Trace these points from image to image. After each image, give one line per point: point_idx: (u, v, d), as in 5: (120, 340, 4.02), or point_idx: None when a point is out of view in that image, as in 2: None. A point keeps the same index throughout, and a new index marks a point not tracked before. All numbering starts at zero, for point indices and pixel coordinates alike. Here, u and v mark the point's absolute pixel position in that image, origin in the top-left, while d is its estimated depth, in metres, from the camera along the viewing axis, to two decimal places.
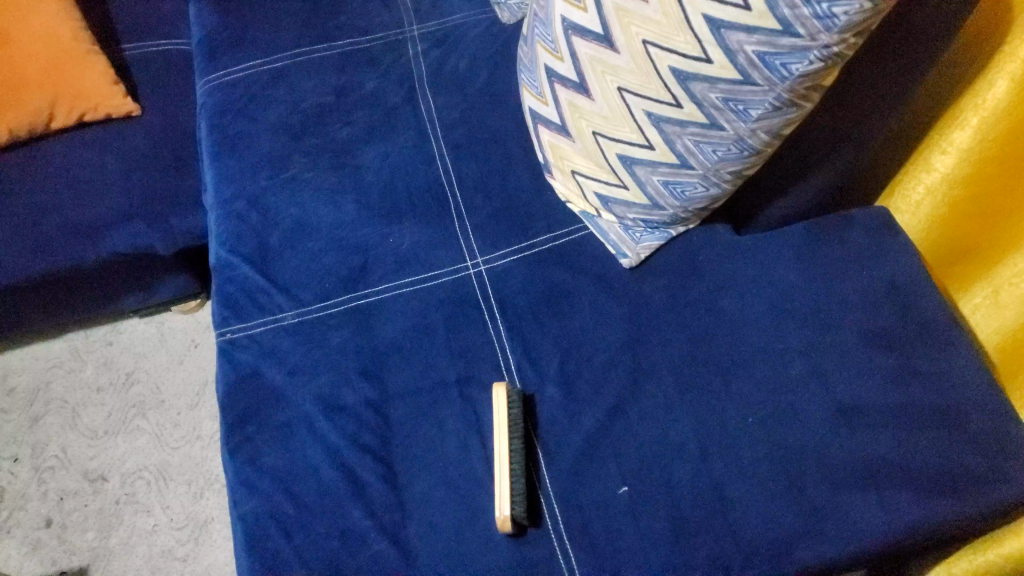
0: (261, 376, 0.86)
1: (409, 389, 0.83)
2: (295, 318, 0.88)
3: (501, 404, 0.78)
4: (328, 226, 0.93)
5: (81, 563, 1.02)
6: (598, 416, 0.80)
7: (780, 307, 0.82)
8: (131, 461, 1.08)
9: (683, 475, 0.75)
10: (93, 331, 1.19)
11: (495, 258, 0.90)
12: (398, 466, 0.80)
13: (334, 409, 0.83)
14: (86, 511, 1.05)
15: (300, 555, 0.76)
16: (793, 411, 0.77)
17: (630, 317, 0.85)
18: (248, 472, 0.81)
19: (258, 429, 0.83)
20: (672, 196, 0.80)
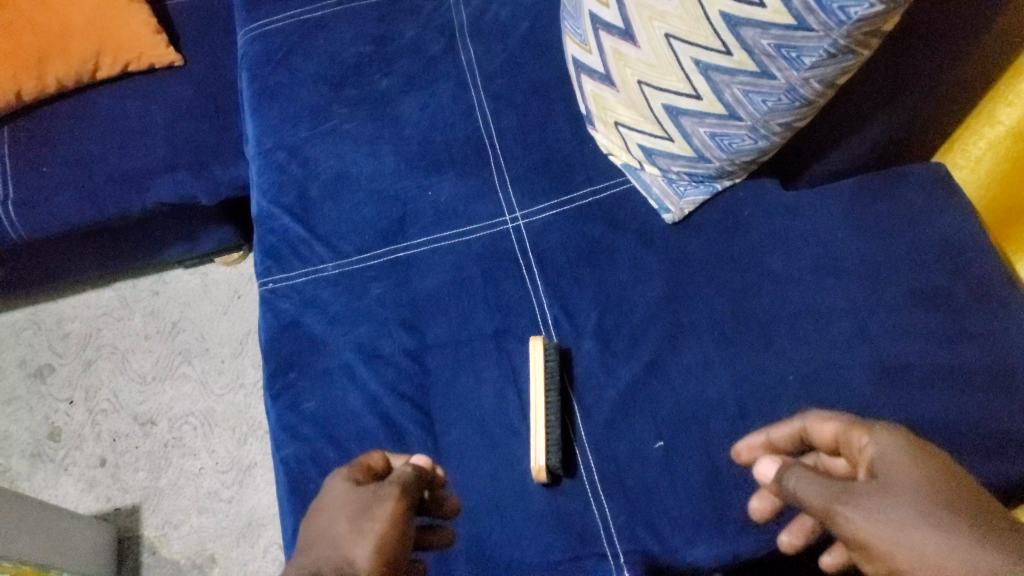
0: (302, 325, 0.87)
1: (448, 340, 0.84)
2: (336, 269, 0.89)
3: (538, 356, 0.78)
4: (368, 178, 0.93)
5: (133, 501, 1.06)
6: (635, 370, 0.80)
7: (824, 265, 0.81)
8: (179, 406, 1.12)
9: (719, 431, 0.75)
10: (140, 280, 1.22)
11: (534, 211, 0.89)
12: (436, 415, 0.81)
13: (373, 358, 0.84)
14: (137, 453, 1.09)
15: None
16: (833, 370, 0.76)
17: (670, 272, 0.83)
18: (290, 418, 0.83)
19: (299, 375, 0.85)
20: (718, 148, 0.78)
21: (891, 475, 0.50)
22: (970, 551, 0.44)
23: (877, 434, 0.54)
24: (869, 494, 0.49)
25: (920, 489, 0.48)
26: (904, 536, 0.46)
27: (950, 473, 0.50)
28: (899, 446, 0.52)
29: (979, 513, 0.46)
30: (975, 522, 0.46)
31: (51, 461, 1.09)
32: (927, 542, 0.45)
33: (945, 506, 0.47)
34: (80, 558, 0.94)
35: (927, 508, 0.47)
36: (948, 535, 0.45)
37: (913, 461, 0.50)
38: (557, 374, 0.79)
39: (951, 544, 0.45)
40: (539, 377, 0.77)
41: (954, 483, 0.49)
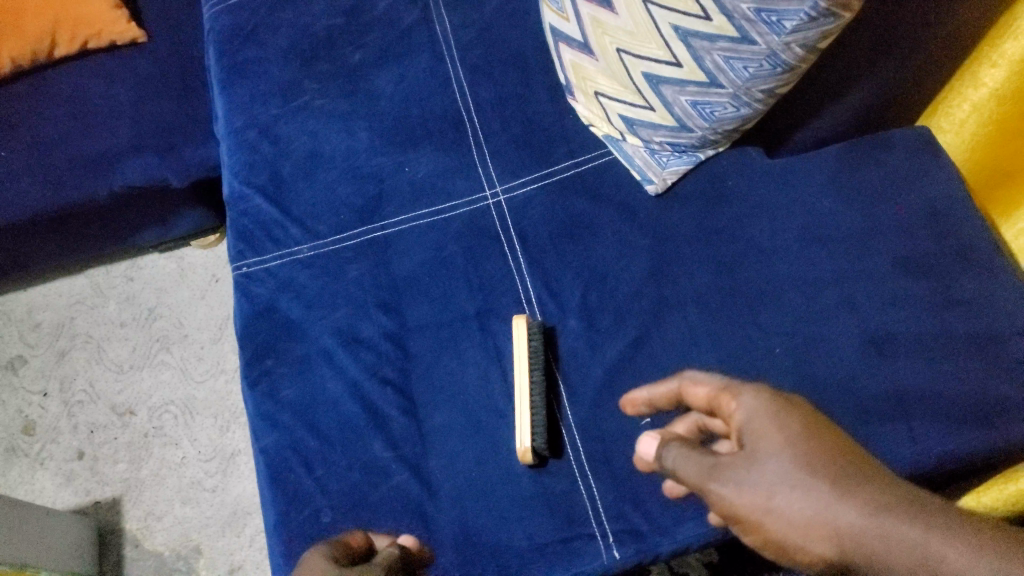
0: (279, 310, 0.84)
1: (429, 321, 0.82)
2: (311, 251, 0.86)
3: (521, 336, 0.77)
4: (342, 156, 0.90)
5: (113, 494, 1.04)
6: (622, 347, 0.78)
7: (810, 235, 0.79)
8: (159, 395, 1.09)
9: None
10: (114, 266, 1.18)
11: (515, 185, 0.86)
12: (419, 399, 0.79)
13: (352, 342, 0.82)
14: (116, 444, 1.07)
15: (323, 487, 0.77)
16: (822, 343, 0.74)
17: (653, 245, 0.81)
18: (268, 406, 0.81)
19: (277, 362, 0.83)
20: (700, 116, 0.76)
21: (756, 445, 0.54)
22: (831, 510, 0.50)
23: (743, 402, 0.58)
24: (739, 467, 0.54)
25: (786, 456, 0.53)
26: (775, 505, 0.51)
27: (813, 430, 0.54)
28: (765, 408, 0.56)
29: (839, 468, 0.52)
30: (836, 480, 0.51)
31: (26, 456, 1.07)
32: (794, 507, 0.51)
33: (808, 467, 0.52)
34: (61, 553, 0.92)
35: (793, 473, 0.52)
36: (813, 497, 0.51)
37: (782, 426, 0.54)
38: (542, 353, 0.77)
39: (816, 505, 0.50)
40: (523, 358, 0.76)
41: (817, 441, 0.53)
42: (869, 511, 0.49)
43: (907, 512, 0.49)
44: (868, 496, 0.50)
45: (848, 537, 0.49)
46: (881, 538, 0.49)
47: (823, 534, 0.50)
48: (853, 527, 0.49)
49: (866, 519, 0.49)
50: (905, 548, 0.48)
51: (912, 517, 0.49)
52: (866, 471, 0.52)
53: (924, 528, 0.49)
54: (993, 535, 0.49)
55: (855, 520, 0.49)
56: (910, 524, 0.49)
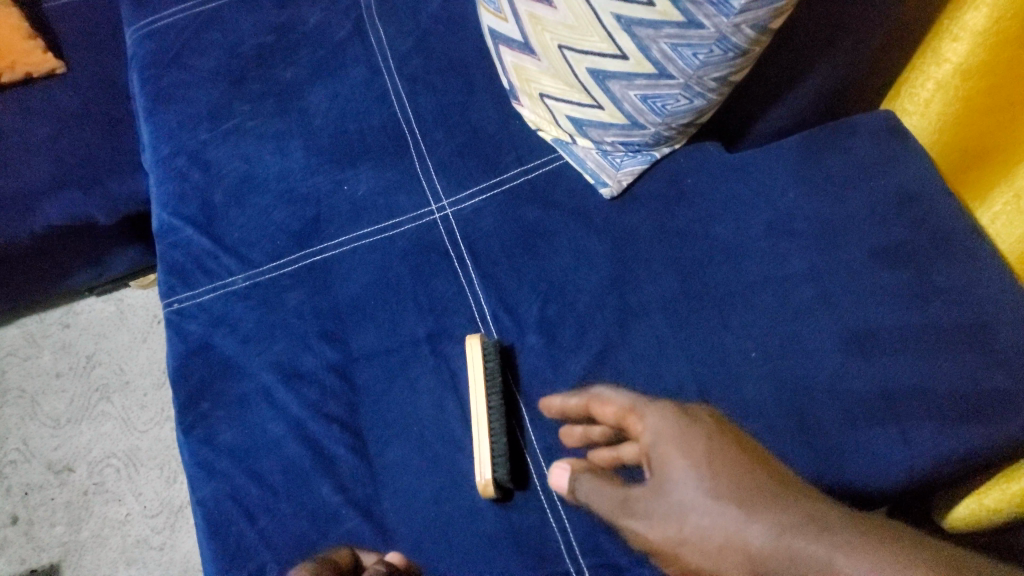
0: (213, 346, 0.78)
1: (377, 348, 0.76)
2: (246, 282, 0.80)
3: (478, 359, 0.71)
4: (277, 179, 0.84)
5: (51, 560, 0.96)
6: (585, 362, 0.72)
7: (777, 231, 0.74)
8: (99, 448, 1.01)
9: None
10: (48, 313, 1.10)
11: (462, 198, 0.81)
12: (369, 434, 0.73)
13: (294, 377, 0.75)
14: (53, 505, 0.99)
15: (267, 538, 0.70)
16: (797, 344, 0.70)
17: (613, 252, 0.76)
18: (205, 452, 0.74)
19: (213, 403, 0.76)
20: (652, 111, 0.71)
21: (666, 474, 0.55)
22: (738, 534, 0.51)
23: (650, 428, 0.58)
24: (652, 500, 0.55)
25: (692, 482, 0.54)
26: (686, 534, 0.53)
27: (720, 453, 0.55)
28: (672, 435, 0.57)
29: (744, 489, 0.53)
30: (741, 502, 0.52)
31: None
32: (703, 533, 0.52)
33: (715, 492, 0.53)
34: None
35: (701, 499, 0.53)
36: (720, 521, 0.52)
37: (689, 452, 0.55)
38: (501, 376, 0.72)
39: (723, 531, 0.51)
40: (481, 381, 0.70)
41: (723, 464, 0.54)
42: (776, 531, 0.50)
43: (809, 527, 0.50)
44: (773, 514, 0.51)
45: (755, 559, 0.50)
46: (788, 558, 0.50)
47: (734, 558, 0.51)
48: (761, 551, 0.50)
49: (771, 540, 0.50)
50: (808, 563, 0.49)
51: (816, 534, 0.50)
52: (771, 490, 0.53)
53: (826, 542, 0.49)
54: (894, 545, 0.49)
55: (761, 542, 0.50)
56: (812, 540, 0.50)
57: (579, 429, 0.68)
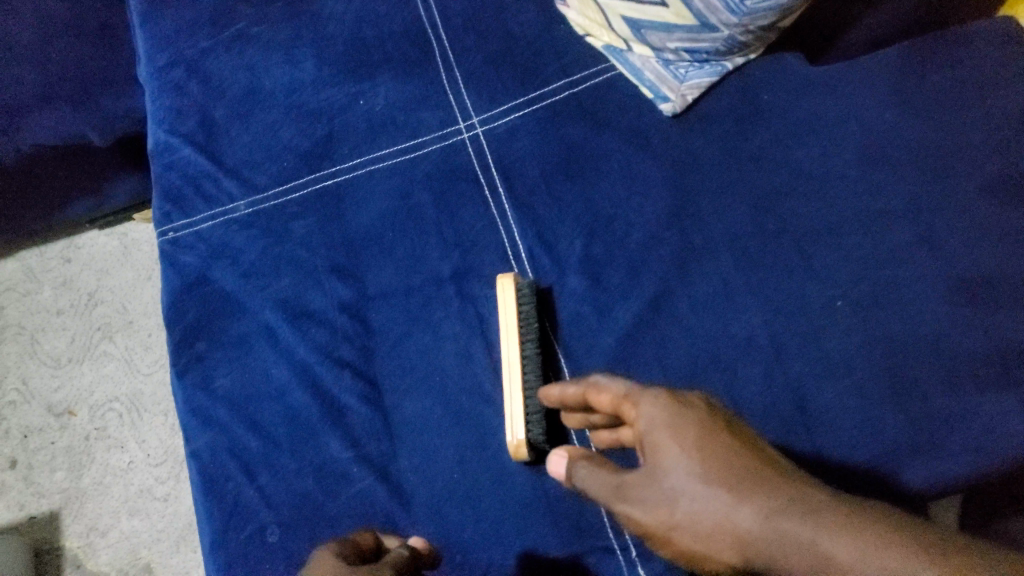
0: (211, 282, 0.69)
1: (395, 287, 0.66)
2: (248, 208, 0.70)
3: (509, 303, 0.60)
4: (285, 92, 0.74)
5: (51, 507, 0.90)
6: (637, 309, 0.62)
7: (870, 157, 0.62)
8: (101, 391, 0.94)
9: (751, 376, 0.59)
10: (48, 247, 1.02)
11: (495, 115, 0.69)
12: (385, 384, 0.64)
13: (301, 317, 0.66)
14: (53, 449, 0.92)
15: (268, 497, 0.61)
16: (890, 294, 0.59)
17: (672, 179, 0.65)
18: (200, 399, 0.65)
19: (210, 345, 0.67)
20: (728, 10, 0.58)
21: (653, 458, 0.44)
22: (730, 519, 0.40)
23: (641, 407, 0.46)
24: (640, 485, 0.43)
25: (681, 463, 0.42)
26: (678, 519, 0.42)
27: (714, 434, 0.43)
28: (663, 411, 0.45)
29: (739, 471, 0.41)
30: (737, 486, 0.41)
31: None
32: (695, 520, 0.41)
33: (709, 472, 0.42)
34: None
35: (692, 483, 0.42)
36: (711, 505, 0.41)
37: (681, 434, 0.43)
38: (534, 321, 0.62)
39: (716, 516, 0.41)
40: (512, 327, 0.60)
41: (718, 449, 0.42)
42: (770, 515, 0.39)
43: (810, 512, 0.39)
44: (768, 498, 0.40)
45: (750, 547, 0.40)
46: (780, 544, 0.39)
47: (726, 546, 0.40)
48: (752, 535, 0.40)
49: (766, 526, 0.39)
50: (803, 553, 0.38)
51: (815, 519, 0.39)
52: (769, 474, 0.42)
53: (827, 528, 0.38)
54: (904, 530, 0.38)
55: (754, 526, 0.40)
56: (810, 527, 0.38)
57: (579, 414, 0.57)
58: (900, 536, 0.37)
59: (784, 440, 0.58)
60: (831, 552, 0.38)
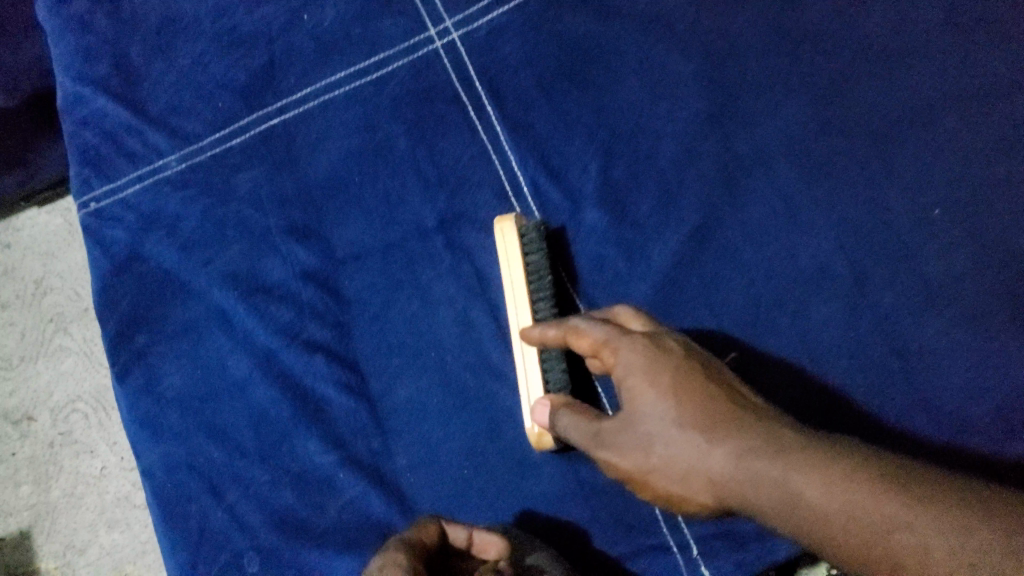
0: (146, 259, 0.56)
1: (370, 246, 0.53)
2: (182, 165, 0.57)
3: (510, 250, 0.47)
4: (207, 12, 0.58)
5: (20, 527, 0.78)
6: (675, 246, 0.49)
7: (962, 25, 0.49)
8: (61, 391, 0.81)
9: (829, 316, 0.47)
10: None
11: (473, 15, 0.54)
12: (369, 367, 0.52)
13: (258, 293, 0.53)
14: (15, 461, 0.80)
15: (240, 519, 0.50)
16: (995, 195, 0.47)
17: (707, 76, 0.51)
18: (146, 405, 0.53)
19: (152, 337, 0.54)
20: None
21: (628, 404, 0.39)
22: (705, 462, 0.36)
23: (617, 352, 0.40)
24: (618, 433, 0.39)
25: (656, 408, 0.38)
26: (656, 463, 0.38)
27: (695, 378, 0.38)
28: (639, 355, 0.39)
29: (717, 413, 0.37)
30: (714, 427, 0.37)
31: None
32: (673, 464, 0.37)
33: (687, 416, 0.37)
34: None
35: (669, 428, 0.37)
36: (688, 449, 0.37)
37: (658, 378, 0.38)
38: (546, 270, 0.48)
39: (690, 461, 0.37)
40: (516, 281, 0.47)
41: (696, 392, 0.38)
42: (743, 457, 0.36)
43: (778, 449, 0.35)
44: (743, 437, 0.36)
45: (725, 490, 0.36)
46: (751, 485, 0.35)
47: (702, 488, 0.37)
48: (726, 478, 0.36)
49: (739, 468, 0.36)
50: (775, 493, 0.35)
51: (785, 455, 0.35)
52: (744, 412, 0.37)
53: (796, 464, 0.34)
54: (871, 460, 0.35)
55: (728, 469, 0.36)
56: (779, 464, 0.35)
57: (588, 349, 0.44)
58: (863, 468, 0.34)
59: (880, 387, 0.46)
60: (795, 489, 0.34)
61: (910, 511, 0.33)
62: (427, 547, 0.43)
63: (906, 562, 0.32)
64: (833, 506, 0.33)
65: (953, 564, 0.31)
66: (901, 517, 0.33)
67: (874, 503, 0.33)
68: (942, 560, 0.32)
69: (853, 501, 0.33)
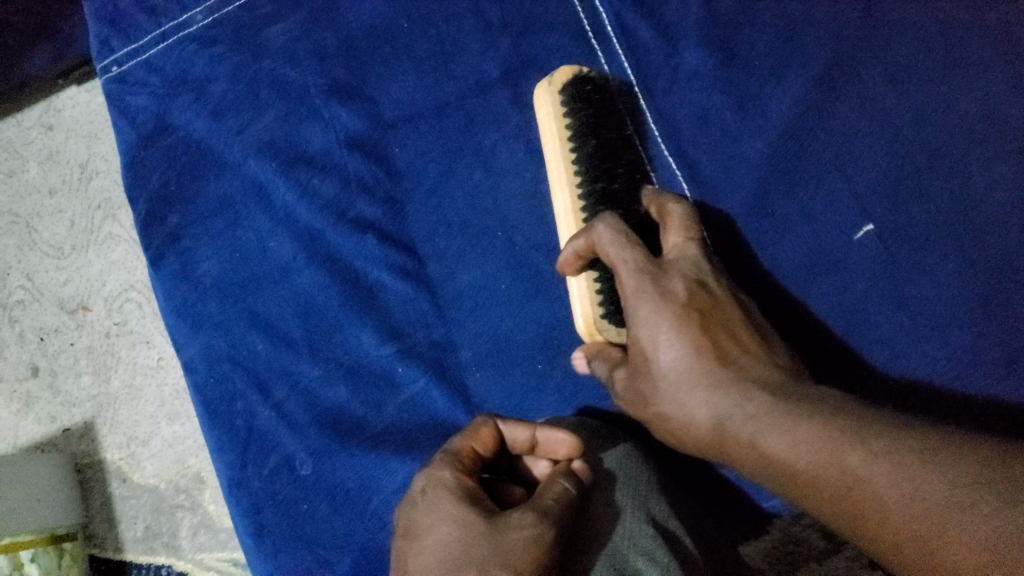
0: (174, 129, 0.49)
1: (424, 106, 0.45)
2: (209, 20, 0.49)
3: (557, 106, 0.39)
4: None
5: (85, 418, 0.64)
6: (798, 93, 0.41)
7: None
8: (114, 280, 0.65)
9: (991, 172, 0.39)
10: (14, 112, 0.68)
11: None
12: (426, 247, 0.45)
13: (299, 163, 0.47)
14: (75, 351, 0.65)
15: (290, 417, 0.45)
16: None
17: None
18: (184, 293, 0.48)
19: (187, 217, 0.48)
20: None
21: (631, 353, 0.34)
22: (688, 420, 0.32)
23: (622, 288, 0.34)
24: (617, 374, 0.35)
25: (647, 359, 0.33)
26: (652, 415, 0.34)
27: (692, 322, 0.33)
28: (647, 299, 0.33)
29: (704, 363, 0.32)
30: (695, 374, 0.32)
31: None
32: (664, 422, 0.34)
33: (668, 369, 0.33)
34: (15, 525, 0.54)
35: (654, 383, 0.33)
36: (670, 405, 0.33)
37: (653, 320, 0.33)
38: (604, 133, 0.40)
39: (674, 418, 0.33)
40: (561, 147, 0.39)
41: (690, 337, 0.32)
42: (719, 413, 0.31)
43: (754, 403, 0.31)
44: (722, 390, 0.31)
45: (713, 451, 0.32)
46: (732, 446, 0.31)
47: (692, 445, 0.33)
48: (710, 437, 0.32)
49: (718, 428, 0.31)
50: (750, 455, 0.30)
51: (759, 414, 0.30)
52: (732, 360, 0.32)
53: (768, 422, 0.30)
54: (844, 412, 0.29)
55: (707, 429, 0.32)
56: (749, 426, 0.30)
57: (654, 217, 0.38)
58: (837, 421, 0.29)
59: None
60: (762, 447, 0.30)
61: (877, 469, 0.27)
62: (478, 459, 0.37)
63: (869, 519, 0.27)
64: (799, 467, 0.29)
65: (917, 521, 0.26)
66: (863, 473, 0.27)
67: (835, 463, 0.28)
68: (904, 519, 0.26)
69: (819, 462, 0.28)
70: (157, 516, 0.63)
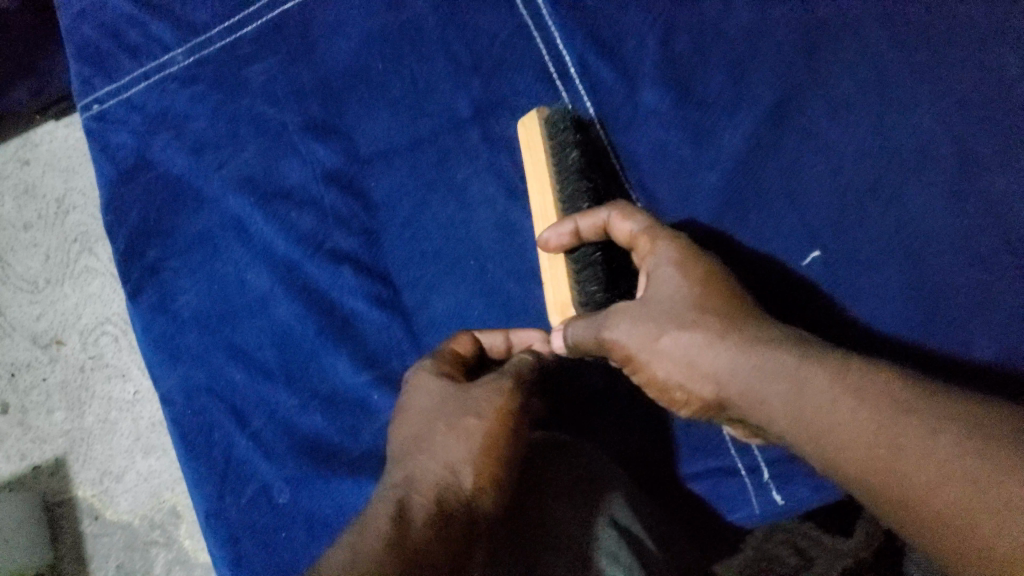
0: (154, 165, 0.50)
1: (398, 142, 0.48)
2: (190, 59, 0.51)
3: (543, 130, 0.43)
4: None
5: (56, 455, 0.64)
6: (749, 128, 0.44)
7: None
8: (90, 313, 0.66)
9: (930, 200, 0.42)
10: None
11: None
12: (400, 276, 0.47)
13: (276, 196, 0.48)
14: (47, 387, 0.65)
15: (267, 446, 0.46)
16: None
17: None
18: (164, 324, 0.49)
19: (166, 251, 0.49)
20: None
21: (653, 289, 0.36)
22: (708, 349, 0.32)
23: (654, 242, 0.37)
24: (631, 311, 0.35)
25: (678, 289, 0.35)
26: (661, 347, 0.34)
27: (724, 279, 0.35)
28: (676, 245, 0.36)
29: (734, 308, 0.34)
30: (727, 312, 0.33)
31: None
32: (677, 352, 0.33)
33: (700, 303, 0.34)
34: None
35: (681, 308, 0.34)
36: (693, 332, 0.33)
37: (688, 266, 0.35)
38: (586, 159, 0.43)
39: (691, 348, 0.33)
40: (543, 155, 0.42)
41: (719, 287, 0.35)
42: (747, 345, 0.32)
43: (794, 342, 0.31)
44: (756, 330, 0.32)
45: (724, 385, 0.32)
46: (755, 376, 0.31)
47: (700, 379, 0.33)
48: (727, 370, 0.32)
49: (745, 354, 0.31)
50: (781, 378, 0.30)
51: (801, 349, 0.31)
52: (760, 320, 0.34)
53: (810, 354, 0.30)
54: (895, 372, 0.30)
55: (728, 360, 0.32)
56: (794, 353, 0.30)
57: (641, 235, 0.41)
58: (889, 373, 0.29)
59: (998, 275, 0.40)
60: (808, 374, 0.29)
61: (932, 403, 0.27)
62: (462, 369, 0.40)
63: (910, 449, 0.26)
64: (844, 391, 0.28)
65: (962, 458, 0.25)
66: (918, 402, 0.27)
67: (886, 389, 0.28)
68: (948, 451, 0.26)
69: (870, 386, 0.28)
70: (130, 554, 0.62)
